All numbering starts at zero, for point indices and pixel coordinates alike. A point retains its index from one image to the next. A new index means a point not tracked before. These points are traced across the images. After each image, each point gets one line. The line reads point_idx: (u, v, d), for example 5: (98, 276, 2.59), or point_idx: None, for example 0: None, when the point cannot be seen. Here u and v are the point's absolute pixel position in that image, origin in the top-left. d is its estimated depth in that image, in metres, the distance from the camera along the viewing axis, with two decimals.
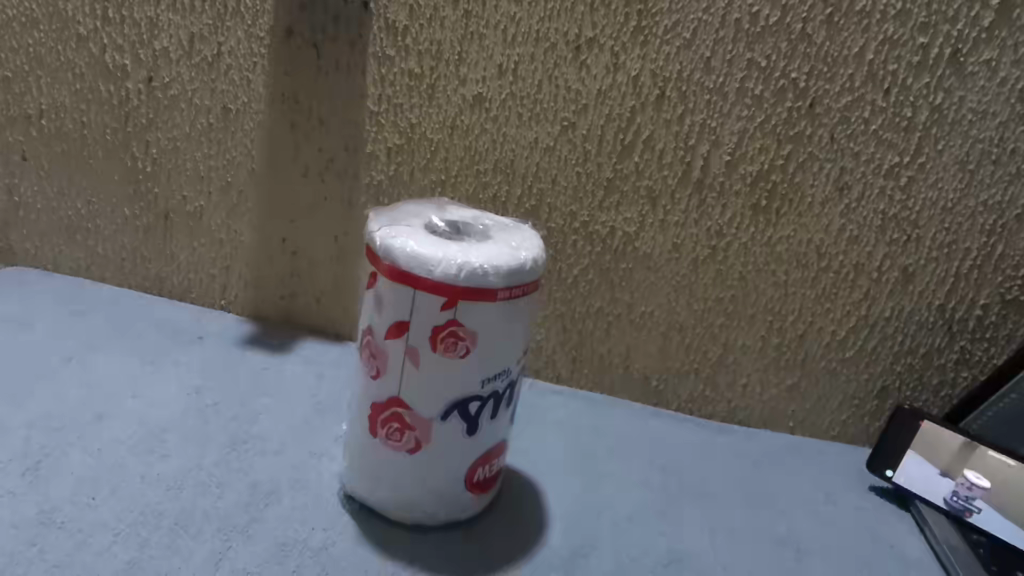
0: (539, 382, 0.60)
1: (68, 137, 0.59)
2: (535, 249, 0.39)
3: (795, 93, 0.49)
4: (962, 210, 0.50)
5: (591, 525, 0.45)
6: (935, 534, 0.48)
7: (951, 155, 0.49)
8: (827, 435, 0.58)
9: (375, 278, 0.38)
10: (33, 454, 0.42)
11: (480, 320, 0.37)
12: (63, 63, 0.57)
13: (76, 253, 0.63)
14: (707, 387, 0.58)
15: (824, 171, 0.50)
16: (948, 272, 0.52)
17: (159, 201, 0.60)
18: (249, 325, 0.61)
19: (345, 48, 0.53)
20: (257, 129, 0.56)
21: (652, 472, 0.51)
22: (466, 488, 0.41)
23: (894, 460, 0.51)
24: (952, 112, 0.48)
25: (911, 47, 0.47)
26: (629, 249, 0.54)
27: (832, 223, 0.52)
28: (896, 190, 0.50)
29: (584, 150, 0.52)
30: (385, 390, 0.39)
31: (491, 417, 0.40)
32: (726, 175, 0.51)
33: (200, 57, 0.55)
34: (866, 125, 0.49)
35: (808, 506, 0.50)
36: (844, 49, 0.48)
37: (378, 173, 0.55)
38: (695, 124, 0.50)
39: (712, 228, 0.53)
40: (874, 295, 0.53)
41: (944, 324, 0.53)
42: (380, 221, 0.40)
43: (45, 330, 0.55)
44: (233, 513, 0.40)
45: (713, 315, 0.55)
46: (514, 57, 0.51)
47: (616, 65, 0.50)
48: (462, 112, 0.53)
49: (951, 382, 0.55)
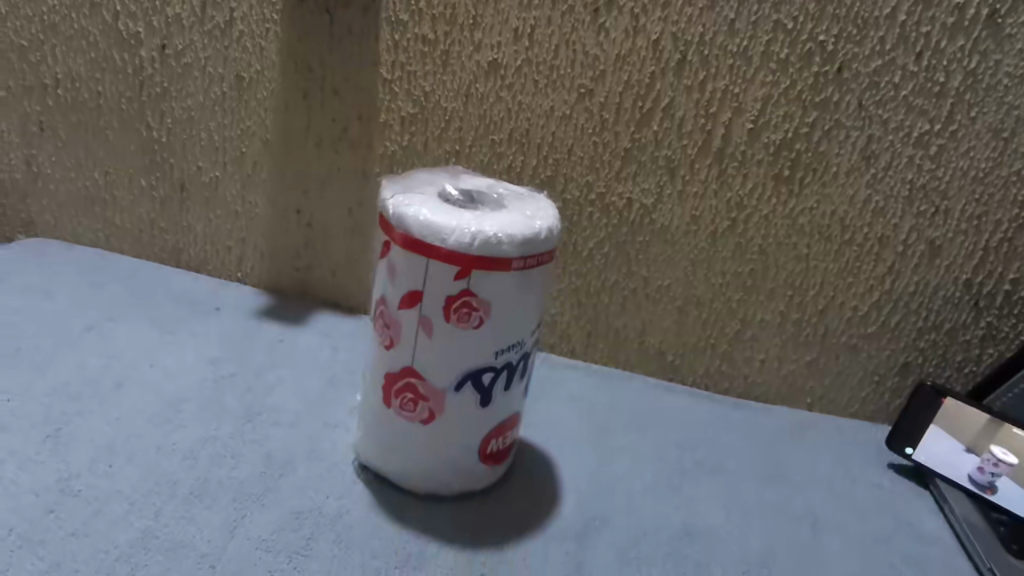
0: (553, 356, 0.59)
1: (84, 107, 0.59)
2: (551, 218, 0.38)
3: (823, 57, 0.47)
4: (994, 180, 0.48)
5: (604, 498, 0.45)
6: (954, 511, 0.47)
7: (985, 123, 0.47)
8: (845, 413, 0.57)
9: (389, 247, 0.38)
10: (54, 422, 0.43)
11: (494, 290, 0.36)
12: (77, 31, 0.57)
13: (95, 225, 0.64)
14: (724, 363, 0.57)
15: (850, 139, 0.49)
16: (977, 245, 0.50)
17: (175, 172, 0.60)
18: (266, 296, 0.61)
19: (358, 12, 0.52)
20: (270, 98, 0.55)
21: (666, 447, 0.51)
22: (479, 459, 0.41)
23: (915, 436, 0.50)
24: (988, 77, 0.46)
25: (946, 8, 0.45)
26: (647, 221, 0.53)
27: (857, 194, 0.50)
28: (926, 159, 0.48)
29: (601, 119, 0.51)
30: (399, 360, 0.38)
31: (505, 389, 0.39)
32: (749, 144, 0.50)
33: (213, 23, 0.54)
34: (895, 91, 0.47)
35: (826, 483, 0.50)
36: (875, 9, 0.46)
37: (392, 143, 0.55)
38: (717, 90, 0.49)
39: (733, 199, 0.51)
40: (899, 269, 0.51)
41: (971, 299, 0.52)
42: (393, 189, 0.39)
43: (66, 300, 0.56)
44: (249, 482, 0.41)
45: (731, 290, 0.54)
46: (531, 20, 0.49)
47: (636, 28, 0.48)
48: (477, 80, 0.51)
49: (976, 359, 0.54)
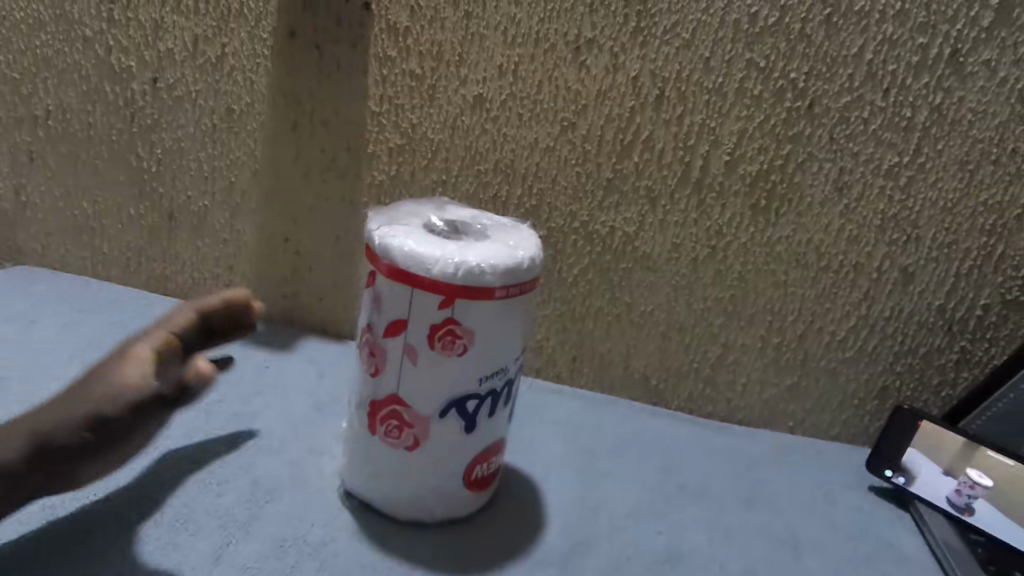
0: (538, 381, 0.60)
1: (74, 138, 0.60)
2: (533, 248, 0.39)
3: (794, 94, 0.49)
4: (962, 210, 0.50)
5: (588, 523, 0.45)
6: (933, 532, 0.48)
7: (951, 155, 0.49)
8: (826, 435, 0.58)
9: (374, 277, 0.39)
10: None
11: (478, 318, 0.37)
12: (70, 64, 0.58)
13: (82, 253, 0.64)
14: (707, 387, 0.58)
15: (823, 171, 0.50)
16: (948, 272, 0.52)
17: (164, 201, 0.60)
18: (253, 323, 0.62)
19: (347, 48, 0.53)
20: (260, 130, 0.56)
21: (650, 471, 0.51)
22: (464, 485, 0.41)
23: (894, 459, 0.52)
24: (952, 112, 0.48)
25: (910, 48, 0.47)
26: (629, 248, 0.54)
27: (831, 223, 0.52)
28: (896, 190, 0.50)
29: (584, 150, 0.53)
30: (383, 387, 0.39)
31: (489, 415, 0.40)
32: (726, 175, 0.51)
33: (205, 58, 0.55)
34: (865, 125, 0.49)
35: (808, 506, 0.50)
36: (843, 49, 0.48)
37: (380, 172, 0.56)
38: (695, 124, 0.51)
39: (712, 228, 0.53)
40: (873, 295, 0.53)
41: (945, 324, 0.53)
42: (379, 220, 0.40)
43: (51, 329, 0.56)
44: (231, 510, 0.41)
45: (713, 315, 0.55)
46: (514, 58, 0.51)
47: (615, 65, 0.50)
48: (463, 113, 0.53)
49: (951, 382, 0.55)
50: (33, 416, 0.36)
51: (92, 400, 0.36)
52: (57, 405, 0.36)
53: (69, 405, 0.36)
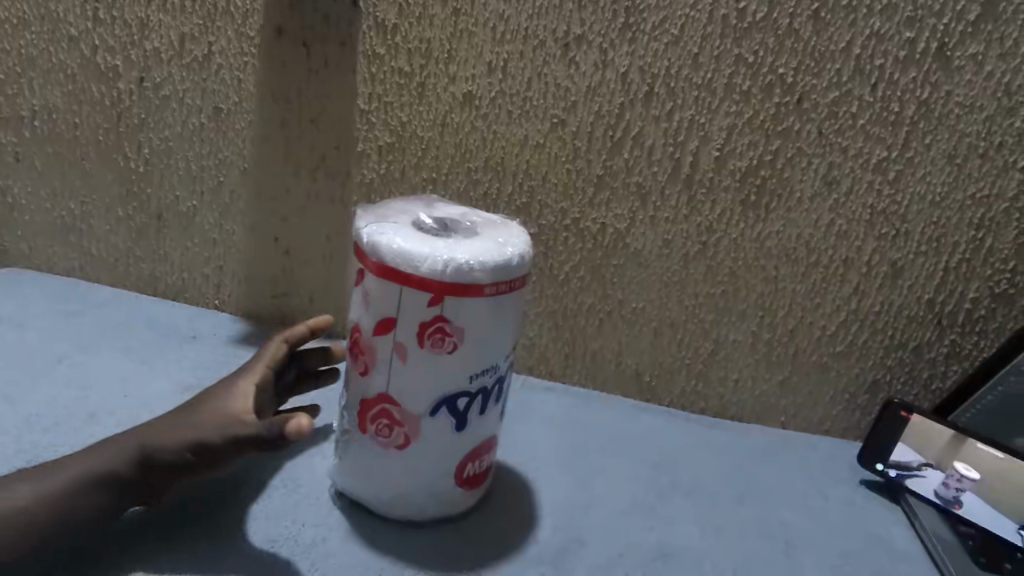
0: (531, 379, 0.60)
1: (61, 139, 0.60)
2: (523, 245, 0.39)
3: (783, 89, 0.49)
4: (951, 204, 0.50)
5: (581, 520, 0.45)
6: (924, 525, 0.48)
7: (939, 149, 0.49)
8: (818, 430, 0.58)
9: (363, 275, 0.38)
10: (26, 453, 0.43)
11: (468, 316, 0.37)
12: (55, 64, 0.57)
13: (70, 254, 0.63)
14: (699, 383, 0.58)
15: (812, 167, 0.51)
16: (938, 266, 0.52)
17: (152, 201, 0.60)
18: (244, 324, 0.61)
19: (335, 46, 0.53)
20: (248, 128, 0.56)
21: (642, 467, 0.51)
22: (455, 484, 0.41)
23: (885, 453, 0.52)
24: (940, 106, 0.48)
25: (897, 42, 0.47)
26: (620, 245, 0.54)
27: (821, 218, 0.52)
28: (885, 184, 0.50)
29: (574, 147, 0.52)
30: (374, 386, 0.39)
31: (480, 412, 0.40)
32: (716, 170, 0.51)
33: (192, 57, 0.55)
34: (853, 120, 0.49)
35: (799, 501, 0.50)
36: (831, 44, 0.48)
37: (370, 171, 0.56)
38: (684, 120, 0.51)
39: (702, 224, 0.53)
40: (864, 290, 0.53)
41: (934, 317, 0.53)
42: (367, 218, 0.40)
43: (40, 331, 0.56)
44: (262, 507, 0.42)
45: (704, 311, 0.55)
46: (504, 54, 0.51)
47: (605, 62, 0.50)
48: (453, 110, 0.53)
49: (941, 376, 0.55)
50: (146, 427, 0.38)
51: (197, 425, 0.36)
52: (171, 421, 0.38)
53: (180, 426, 0.37)
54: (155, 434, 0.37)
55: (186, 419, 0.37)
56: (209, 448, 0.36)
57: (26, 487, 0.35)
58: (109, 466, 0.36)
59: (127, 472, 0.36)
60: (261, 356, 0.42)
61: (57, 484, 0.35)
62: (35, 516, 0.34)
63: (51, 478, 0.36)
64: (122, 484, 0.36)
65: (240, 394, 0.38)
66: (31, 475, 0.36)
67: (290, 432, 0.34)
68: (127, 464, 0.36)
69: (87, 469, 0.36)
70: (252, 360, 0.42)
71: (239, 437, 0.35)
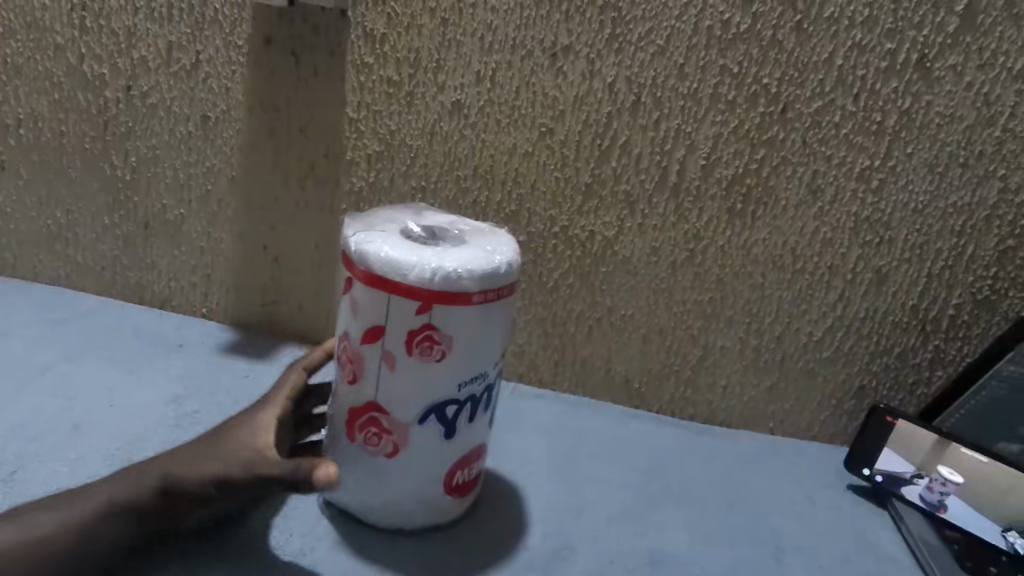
0: (521, 387, 0.60)
1: (47, 147, 0.59)
2: (511, 253, 0.39)
3: (767, 99, 0.50)
4: (933, 212, 0.51)
5: (570, 527, 0.45)
6: (911, 530, 0.48)
7: (920, 158, 0.50)
8: (806, 435, 0.58)
9: (351, 283, 0.38)
10: (8, 464, 0.42)
11: (456, 323, 0.37)
12: (41, 72, 0.57)
13: (55, 263, 0.63)
14: (688, 389, 0.58)
15: (797, 175, 0.51)
16: (921, 273, 0.53)
17: (140, 210, 0.60)
18: (232, 332, 0.61)
19: (324, 55, 0.53)
20: (236, 137, 0.56)
21: (631, 474, 0.52)
22: (445, 492, 0.41)
23: (871, 458, 0.52)
24: (921, 116, 0.49)
25: (879, 53, 0.48)
26: (608, 253, 0.55)
27: (806, 226, 0.52)
28: (868, 193, 0.51)
29: (562, 156, 0.53)
30: (363, 394, 0.39)
31: (469, 420, 0.40)
32: (702, 179, 0.52)
33: (179, 65, 0.55)
34: (836, 129, 0.50)
35: (787, 506, 0.51)
36: (814, 55, 0.49)
37: (359, 179, 0.56)
38: (671, 129, 0.51)
39: (690, 231, 0.53)
40: (849, 296, 0.54)
41: (918, 323, 0.54)
42: (355, 227, 0.40)
43: (24, 340, 0.55)
44: (280, 523, 0.41)
45: (692, 317, 0.56)
46: (492, 64, 0.51)
47: (592, 71, 0.51)
48: (442, 119, 0.53)
49: (926, 381, 0.56)
50: (168, 458, 0.38)
51: (222, 459, 0.37)
52: (194, 453, 0.38)
53: (203, 459, 0.37)
54: (177, 464, 0.37)
55: (211, 452, 0.37)
56: (233, 484, 0.36)
57: (48, 517, 0.35)
58: (128, 496, 0.36)
59: (147, 502, 0.36)
60: (280, 387, 0.44)
61: (76, 514, 0.36)
62: (52, 547, 0.34)
63: (72, 508, 0.36)
64: (140, 514, 0.36)
65: (265, 430, 0.39)
66: (53, 505, 0.36)
67: (317, 479, 0.35)
68: (148, 494, 0.36)
69: (107, 499, 0.36)
70: (270, 392, 0.43)
71: (264, 475, 0.35)
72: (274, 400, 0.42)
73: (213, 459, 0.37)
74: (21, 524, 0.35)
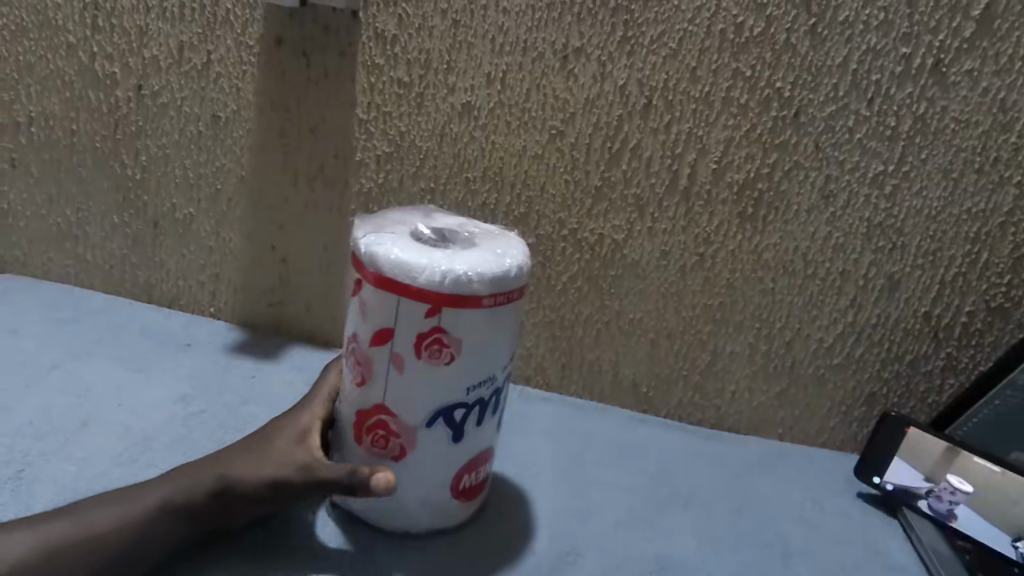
0: (528, 390, 0.60)
1: (57, 145, 0.59)
2: (521, 256, 0.39)
3: (780, 103, 0.49)
4: (947, 218, 0.51)
5: (577, 531, 0.45)
6: (922, 538, 0.48)
7: (935, 164, 0.50)
8: (815, 442, 0.58)
9: (360, 285, 0.38)
10: (16, 462, 0.43)
11: (465, 327, 0.37)
12: (53, 71, 0.57)
13: (65, 261, 0.63)
14: (696, 394, 0.58)
15: (809, 180, 0.51)
16: (934, 279, 0.52)
17: (149, 209, 0.60)
18: (239, 332, 0.61)
19: (335, 56, 0.53)
20: (246, 137, 0.56)
21: (638, 478, 0.51)
22: (452, 495, 0.41)
23: (881, 466, 0.52)
24: (936, 121, 0.49)
25: (894, 58, 0.48)
26: (617, 256, 0.54)
27: (818, 231, 0.52)
28: (881, 198, 0.51)
29: (572, 158, 0.53)
30: (370, 396, 0.39)
31: (477, 424, 0.40)
32: (713, 183, 0.52)
33: (190, 65, 0.55)
34: (850, 134, 0.50)
35: (796, 512, 0.50)
36: (828, 59, 0.48)
37: (368, 180, 0.56)
38: (682, 132, 0.51)
39: (700, 235, 0.53)
40: (861, 302, 0.53)
41: (931, 330, 0.53)
42: (365, 228, 0.40)
43: (34, 338, 0.56)
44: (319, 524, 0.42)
45: (701, 322, 0.55)
46: (502, 66, 0.51)
47: (603, 74, 0.50)
48: (451, 121, 0.53)
49: (938, 389, 0.55)
50: (221, 459, 0.40)
51: (277, 464, 0.39)
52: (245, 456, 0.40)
53: (257, 462, 0.39)
54: (232, 468, 0.39)
55: (267, 456, 0.39)
56: (293, 487, 0.38)
57: (105, 514, 0.36)
58: (180, 495, 0.38)
59: (199, 502, 0.37)
60: (321, 387, 0.45)
61: (131, 512, 0.37)
62: (97, 545, 0.35)
63: (125, 506, 0.37)
64: (191, 514, 0.37)
65: (312, 432, 0.41)
66: (105, 502, 0.37)
67: (378, 486, 0.36)
68: (202, 494, 0.38)
69: (157, 499, 0.37)
70: (311, 392, 0.44)
71: (321, 478, 0.38)
72: (315, 402, 0.43)
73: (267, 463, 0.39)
74: (80, 519, 0.36)
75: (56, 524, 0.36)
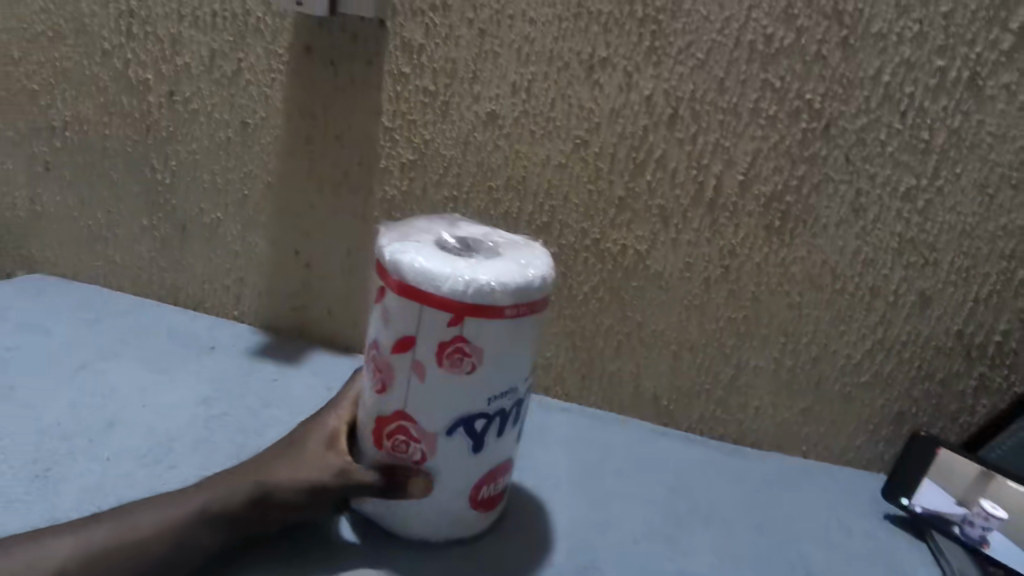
0: (547, 400, 0.59)
1: (90, 149, 0.61)
2: (545, 267, 0.39)
3: (810, 115, 0.49)
4: (982, 234, 0.49)
5: (595, 545, 0.44)
6: (951, 563, 0.46)
7: (970, 179, 0.48)
8: (840, 460, 0.57)
9: (384, 292, 0.38)
10: (44, 460, 0.43)
11: (487, 337, 0.37)
12: (88, 77, 0.59)
13: (95, 263, 0.64)
14: (718, 408, 0.57)
15: (839, 194, 0.50)
16: (967, 296, 0.51)
17: (177, 212, 0.61)
18: (262, 335, 0.62)
19: (362, 65, 0.54)
20: (273, 143, 0.57)
21: (658, 492, 0.51)
22: (470, 505, 0.40)
23: (910, 487, 0.50)
24: (971, 135, 0.48)
25: (928, 70, 0.47)
26: (640, 267, 0.54)
27: (847, 245, 0.51)
28: (913, 213, 0.50)
29: (596, 168, 0.52)
30: (391, 404, 0.39)
31: (497, 434, 0.39)
32: (739, 196, 0.51)
33: (220, 73, 0.56)
34: (882, 147, 0.49)
35: (820, 532, 0.49)
36: (860, 71, 0.47)
37: (392, 187, 0.56)
38: (709, 143, 0.50)
39: (725, 247, 0.52)
40: (891, 319, 0.52)
41: (963, 349, 0.52)
42: (390, 236, 0.40)
43: (64, 338, 0.57)
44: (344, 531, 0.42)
45: (725, 335, 0.55)
46: (528, 75, 0.51)
47: (629, 84, 0.50)
48: (476, 129, 0.53)
49: (970, 409, 0.53)
50: (257, 467, 0.41)
51: (313, 471, 0.40)
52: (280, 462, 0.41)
53: (293, 469, 0.40)
54: (269, 474, 0.40)
55: (303, 461, 0.40)
56: (324, 492, 0.39)
57: (148, 518, 0.37)
58: (217, 504, 0.38)
59: (237, 509, 0.38)
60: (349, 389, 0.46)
61: (170, 516, 0.37)
62: (138, 550, 0.35)
63: (165, 511, 0.37)
64: (231, 519, 0.38)
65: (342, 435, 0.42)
66: (147, 506, 0.38)
67: (414, 490, 0.39)
68: (240, 501, 0.38)
69: (196, 506, 0.37)
70: (339, 395, 0.46)
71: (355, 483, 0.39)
72: (343, 406, 0.45)
73: (303, 469, 0.40)
74: (123, 523, 0.36)
75: (100, 528, 0.36)
